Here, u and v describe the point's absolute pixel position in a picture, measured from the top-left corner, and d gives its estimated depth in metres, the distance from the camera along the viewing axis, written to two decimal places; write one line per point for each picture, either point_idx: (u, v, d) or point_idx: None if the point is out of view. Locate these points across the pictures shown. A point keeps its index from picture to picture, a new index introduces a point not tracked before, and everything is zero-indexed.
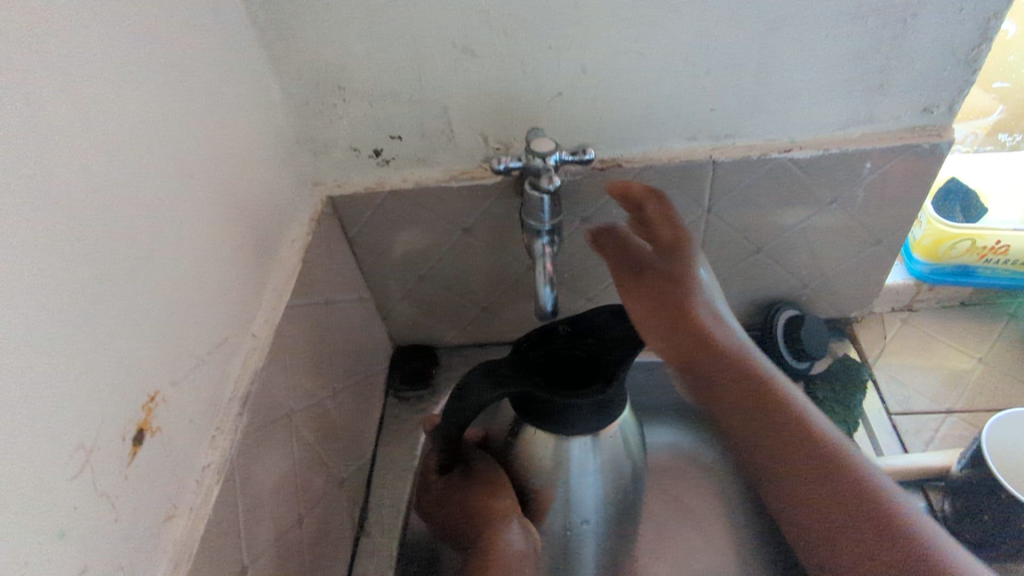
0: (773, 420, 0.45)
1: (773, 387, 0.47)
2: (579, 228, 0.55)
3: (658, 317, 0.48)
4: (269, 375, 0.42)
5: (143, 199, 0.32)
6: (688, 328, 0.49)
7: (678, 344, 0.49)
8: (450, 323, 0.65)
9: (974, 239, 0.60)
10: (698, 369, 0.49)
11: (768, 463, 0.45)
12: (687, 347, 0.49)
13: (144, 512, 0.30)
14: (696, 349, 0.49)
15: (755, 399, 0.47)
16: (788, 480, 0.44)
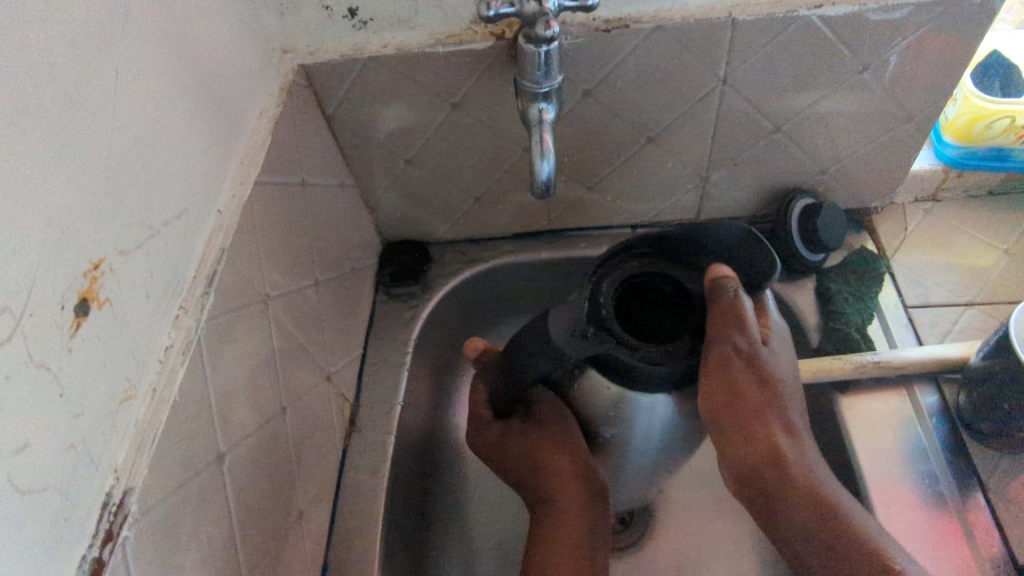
0: (795, 479, 0.43)
1: (794, 459, 0.43)
2: (579, 102, 0.50)
3: (712, 370, 0.42)
4: (238, 255, 0.38)
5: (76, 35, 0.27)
6: (716, 368, 0.42)
7: (723, 367, 0.42)
8: (441, 215, 0.61)
9: (1014, 117, 0.54)
10: (740, 409, 0.43)
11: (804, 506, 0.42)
12: (715, 377, 0.42)
13: (99, 390, 0.27)
14: (744, 391, 0.42)
15: (770, 471, 0.43)
16: (823, 541, 0.41)
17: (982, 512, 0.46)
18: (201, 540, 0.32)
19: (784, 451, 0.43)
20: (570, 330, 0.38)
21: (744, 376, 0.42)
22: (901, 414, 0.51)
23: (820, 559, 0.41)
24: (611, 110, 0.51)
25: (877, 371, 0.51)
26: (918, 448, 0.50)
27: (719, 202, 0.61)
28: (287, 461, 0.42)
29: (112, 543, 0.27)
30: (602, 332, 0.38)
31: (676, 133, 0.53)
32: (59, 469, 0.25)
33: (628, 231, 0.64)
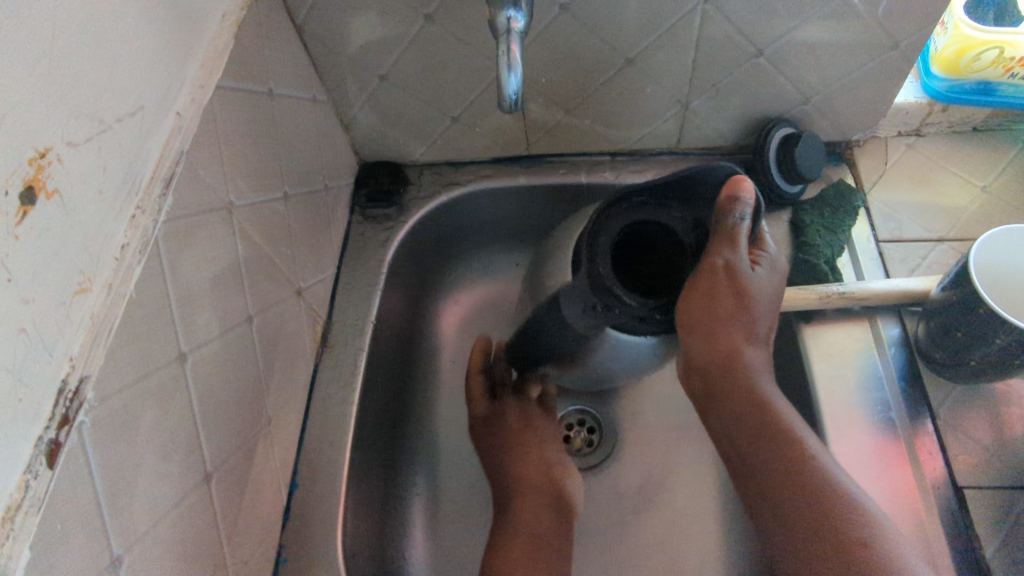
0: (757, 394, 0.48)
1: (751, 369, 0.48)
2: (557, 16, 0.49)
3: (701, 283, 0.46)
4: (198, 160, 0.38)
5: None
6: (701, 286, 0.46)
7: (707, 282, 0.46)
8: (417, 136, 0.60)
9: (1001, 48, 0.53)
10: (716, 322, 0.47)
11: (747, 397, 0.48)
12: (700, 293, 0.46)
13: (50, 280, 0.27)
14: (721, 306, 0.47)
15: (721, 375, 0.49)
16: (772, 470, 0.46)
17: (929, 437, 0.48)
18: (163, 433, 0.34)
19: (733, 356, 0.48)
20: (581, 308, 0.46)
21: (728, 298, 0.46)
22: (861, 343, 0.52)
23: (762, 470, 0.46)
24: (588, 28, 0.50)
25: (841, 301, 0.52)
26: (874, 375, 0.51)
27: (700, 131, 0.60)
28: (255, 367, 0.43)
29: (69, 426, 0.27)
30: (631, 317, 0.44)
31: (657, 54, 0.52)
32: (13, 351, 0.25)
33: (606, 158, 0.64)
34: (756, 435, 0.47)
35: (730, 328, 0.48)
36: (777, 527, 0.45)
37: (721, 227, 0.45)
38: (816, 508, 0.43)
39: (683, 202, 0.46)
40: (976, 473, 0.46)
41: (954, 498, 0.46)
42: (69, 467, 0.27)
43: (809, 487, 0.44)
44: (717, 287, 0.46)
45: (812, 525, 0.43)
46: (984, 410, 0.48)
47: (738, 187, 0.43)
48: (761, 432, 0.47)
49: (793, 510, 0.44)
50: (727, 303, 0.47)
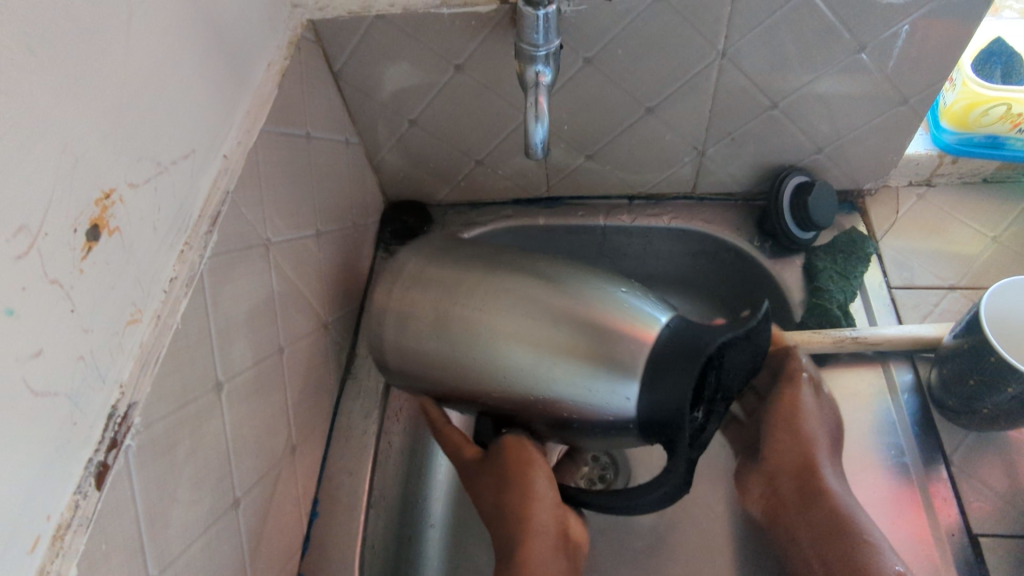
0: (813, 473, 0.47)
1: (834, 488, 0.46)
2: (581, 69, 0.52)
3: (783, 421, 0.49)
4: (241, 199, 0.40)
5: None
6: (779, 440, 0.49)
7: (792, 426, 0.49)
8: (443, 178, 0.63)
9: (1009, 104, 0.55)
10: (794, 441, 0.49)
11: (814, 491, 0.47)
12: (784, 429, 0.49)
13: (106, 310, 0.29)
14: (811, 434, 0.48)
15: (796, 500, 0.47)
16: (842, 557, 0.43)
17: (943, 483, 0.48)
18: (198, 460, 0.35)
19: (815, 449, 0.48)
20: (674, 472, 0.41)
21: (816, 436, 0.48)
22: (873, 387, 0.52)
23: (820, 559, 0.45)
24: (609, 80, 0.53)
25: (854, 346, 0.53)
26: (887, 421, 0.51)
27: (715, 178, 0.62)
28: (283, 398, 0.45)
29: (117, 450, 0.29)
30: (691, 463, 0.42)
31: (675, 104, 0.55)
32: (71, 378, 0.27)
33: (624, 202, 0.65)
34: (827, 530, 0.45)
35: (802, 460, 0.48)
36: None
37: (781, 389, 0.50)
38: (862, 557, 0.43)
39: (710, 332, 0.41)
40: (993, 521, 0.46)
41: (970, 547, 0.45)
42: (115, 490, 0.29)
43: (865, 557, 0.43)
44: (797, 414, 0.49)
45: None
46: (999, 458, 0.49)
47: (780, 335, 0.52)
48: (823, 526, 0.45)
49: None
50: (816, 432, 0.48)
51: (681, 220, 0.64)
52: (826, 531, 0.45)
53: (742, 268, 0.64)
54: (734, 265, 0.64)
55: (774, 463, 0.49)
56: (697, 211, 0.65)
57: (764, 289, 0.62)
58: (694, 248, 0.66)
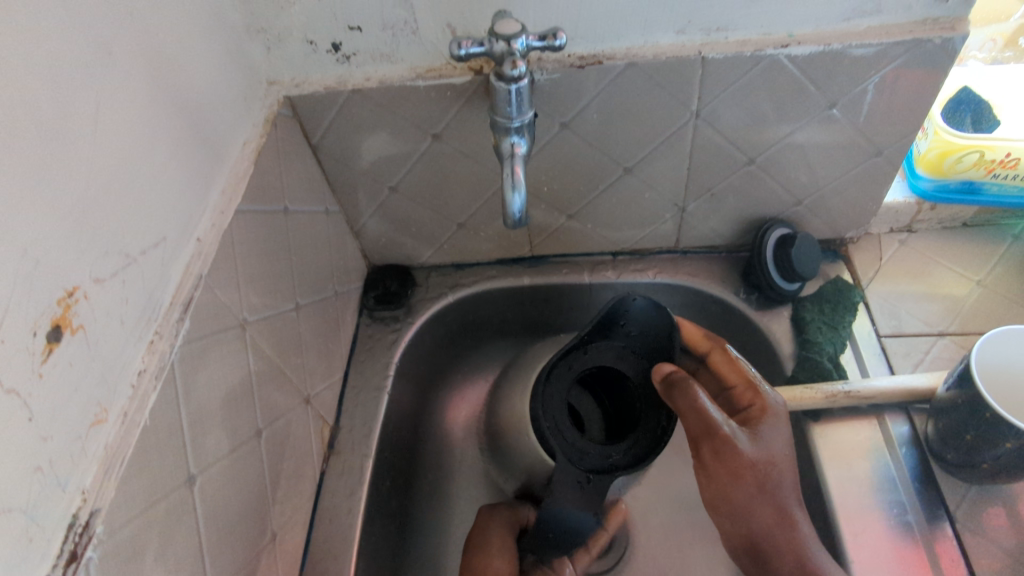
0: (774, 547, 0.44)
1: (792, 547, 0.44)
2: (559, 132, 0.52)
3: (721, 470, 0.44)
4: (216, 281, 0.39)
5: (70, 66, 0.29)
6: (717, 497, 0.45)
7: (725, 475, 0.44)
8: (425, 241, 0.63)
9: (982, 152, 0.55)
10: (740, 506, 0.44)
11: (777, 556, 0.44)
12: (719, 474, 0.45)
13: (69, 411, 0.28)
14: (737, 482, 0.44)
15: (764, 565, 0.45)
16: None
17: (949, 542, 0.46)
18: (167, 563, 0.33)
19: (768, 523, 0.44)
20: (576, 486, 0.46)
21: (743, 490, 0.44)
22: (871, 442, 0.51)
23: None
24: (586, 142, 0.53)
25: (847, 401, 0.51)
26: (887, 477, 0.49)
27: (698, 232, 0.62)
28: (261, 483, 0.43)
29: (76, 565, 0.27)
30: (596, 471, 0.47)
31: (652, 163, 0.55)
32: (28, 491, 0.26)
33: (608, 258, 0.65)
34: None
35: (750, 518, 0.45)
36: None
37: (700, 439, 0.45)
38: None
39: (605, 337, 0.51)
40: None
41: None
42: None
43: None
44: (725, 468, 0.44)
45: None
46: (1003, 512, 0.47)
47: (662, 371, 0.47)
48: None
49: None
50: (746, 487, 0.44)
51: (666, 275, 0.64)
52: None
53: (730, 320, 0.63)
54: (722, 318, 0.64)
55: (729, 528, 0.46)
56: (681, 265, 0.64)
57: (754, 342, 0.62)
58: (680, 302, 0.65)
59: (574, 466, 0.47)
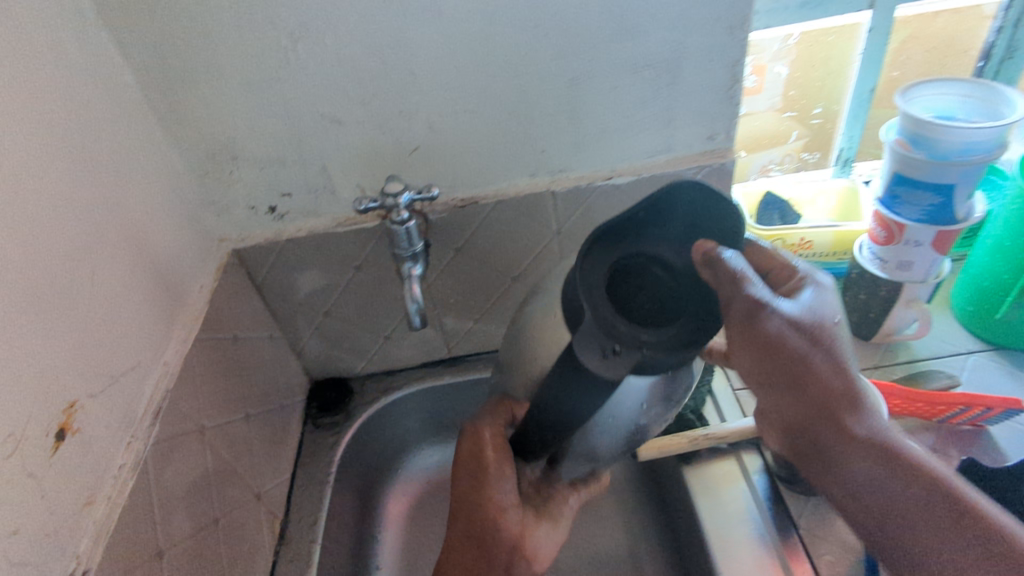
0: (839, 421, 0.45)
1: (859, 422, 0.45)
2: (455, 254, 0.67)
3: (746, 344, 0.43)
4: (180, 394, 0.50)
5: (73, 247, 0.42)
6: (763, 371, 0.45)
7: (765, 346, 0.43)
8: (358, 354, 0.74)
9: (782, 239, 0.72)
10: (791, 372, 0.44)
11: (836, 436, 0.45)
12: (756, 348, 0.43)
13: (68, 494, 0.38)
14: (786, 348, 0.43)
15: (818, 445, 0.45)
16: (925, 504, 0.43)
17: (799, 547, 0.56)
18: None
19: (832, 396, 0.44)
20: (598, 352, 0.37)
21: (796, 368, 0.44)
22: (734, 475, 0.62)
23: (882, 510, 0.44)
24: (477, 260, 0.68)
25: (707, 442, 0.63)
26: (749, 501, 0.60)
27: None
28: (219, 566, 0.51)
29: None
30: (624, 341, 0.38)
31: (532, 271, 0.70)
32: (38, 551, 0.35)
33: None
34: (864, 481, 0.44)
35: (809, 388, 0.44)
36: (909, 539, 0.43)
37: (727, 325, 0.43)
38: (934, 496, 0.43)
39: (660, 225, 0.41)
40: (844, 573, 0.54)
41: None
42: None
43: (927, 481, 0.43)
44: (789, 348, 0.43)
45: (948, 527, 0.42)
46: (839, 516, 0.58)
47: (707, 250, 0.40)
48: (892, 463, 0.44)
49: (923, 528, 0.42)
50: (800, 354, 0.44)
51: None
52: (858, 471, 0.44)
53: None
54: None
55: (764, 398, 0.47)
56: None
57: None
58: None
59: (601, 330, 0.37)
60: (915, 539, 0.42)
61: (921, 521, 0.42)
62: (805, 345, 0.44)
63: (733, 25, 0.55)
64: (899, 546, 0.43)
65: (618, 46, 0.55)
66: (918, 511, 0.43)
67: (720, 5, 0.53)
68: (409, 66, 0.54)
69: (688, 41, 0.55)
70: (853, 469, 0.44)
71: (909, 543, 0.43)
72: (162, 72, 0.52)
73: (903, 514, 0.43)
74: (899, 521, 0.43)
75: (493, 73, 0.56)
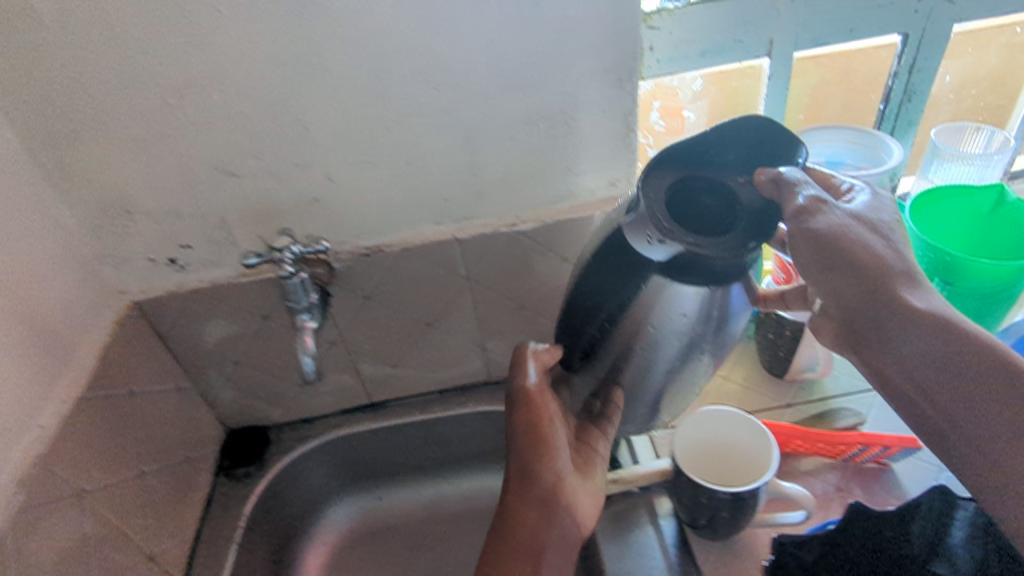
0: (892, 293, 0.45)
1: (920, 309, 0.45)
2: (364, 301, 0.67)
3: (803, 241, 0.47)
4: (54, 460, 0.48)
5: None
6: (826, 267, 0.48)
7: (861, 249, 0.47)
8: (274, 402, 0.73)
9: None
10: (848, 264, 0.47)
11: (899, 318, 0.45)
12: (819, 246, 0.47)
13: None
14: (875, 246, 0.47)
15: (880, 333, 0.46)
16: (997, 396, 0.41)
17: None
18: None
19: (885, 267, 0.46)
20: (744, 246, 0.41)
21: (849, 263, 0.47)
22: (642, 520, 0.62)
23: (960, 396, 0.42)
24: (388, 306, 0.67)
25: (615, 487, 0.63)
26: (655, 547, 0.60)
27: (502, 365, 0.76)
28: None
29: None
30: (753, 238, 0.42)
31: (445, 316, 0.70)
32: None
33: (436, 395, 0.77)
34: (949, 372, 0.43)
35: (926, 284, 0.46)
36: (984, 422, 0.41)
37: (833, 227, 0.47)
38: (985, 376, 0.42)
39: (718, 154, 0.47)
40: None
41: None
42: None
43: (1001, 363, 0.42)
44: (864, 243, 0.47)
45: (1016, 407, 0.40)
46: (740, 561, 0.58)
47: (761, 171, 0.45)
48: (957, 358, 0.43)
49: (996, 414, 0.41)
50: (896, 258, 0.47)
51: (483, 403, 0.76)
52: (927, 352, 0.44)
53: None
54: None
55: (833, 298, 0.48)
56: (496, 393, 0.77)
57: None
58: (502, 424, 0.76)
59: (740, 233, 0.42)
60: (996, 419, 0.41)
61: (1000, 399, 0.41)
62: (864, 236, 0.47)
63: (620, 77, 0.56)
64: (976, 443, 0.42)
65: (509, 98, 0.56)
66: (990, 398, 0.41)
67: (605, 58, 0.55)
68: (300, 120, 0.54)
69: (578, 94, 0.56)
70: (913, 350, 0.44)
71: (978, 427, 0.42)
72: (44, 129, 0.51)
73: (981, 398, 0.42)
74: (975, 399, 0.42)
75: (386, 126, 0.56)
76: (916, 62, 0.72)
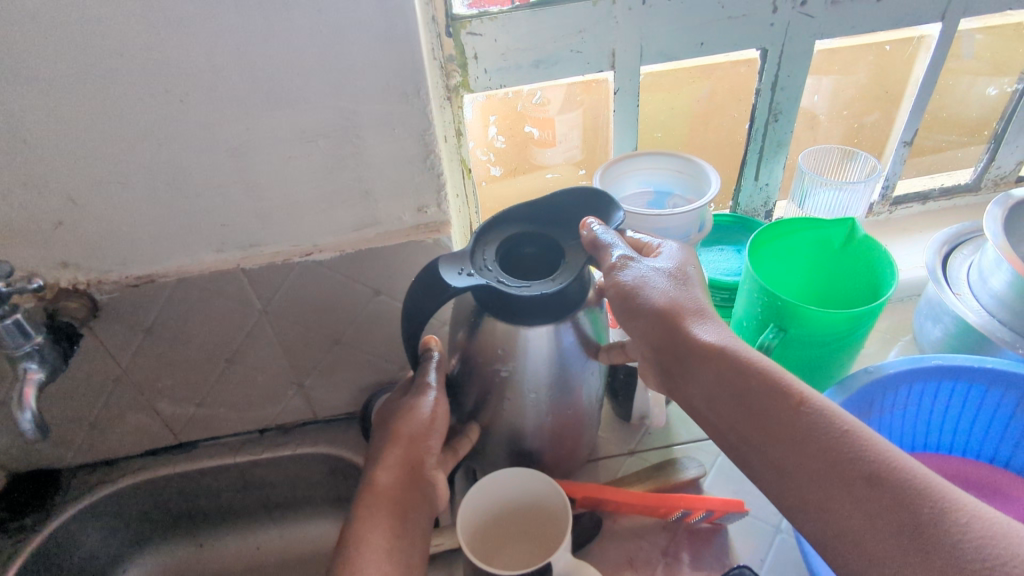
0: (683, 330, 0.45)
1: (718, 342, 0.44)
2: (147, 335, 0.59)
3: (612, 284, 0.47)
4: None
5: None
6: (630, 307, 0.47)
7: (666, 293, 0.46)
8: (60, 445, 0.65)
9: None
10: (647, 304, 0.46)
11: (699, 352, 0.44)
12: (619, 291, 0.47)
13: None
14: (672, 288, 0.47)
15: (683, 367, 0.45)
16: (793, 427, 0.40)
17: None
18: None
19: (681, 306, 0.46)
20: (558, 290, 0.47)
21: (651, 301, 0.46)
22: None
23: (758, 430, 0.41)
24: (177, 341, 0.60)
25: None
26: None
27: (327, 403, 0.69)
28: None
29: None
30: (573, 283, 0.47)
31: (248, 352, 0.62)
32: None
33: (256, 434, 0.70)
34: (748, 406, 0.42)
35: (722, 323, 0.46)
36: (784, 456, 0.40)
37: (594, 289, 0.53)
38: (787, 407, 0.41)
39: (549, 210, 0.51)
40: None
41: None
42: None
43: (796, 395, 0.41)
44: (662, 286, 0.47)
45: (815, 441, 0.39)
46: None
47: (584, 225, 0.49)
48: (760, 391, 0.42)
49: (792, 447, 0.40)
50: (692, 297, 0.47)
51: (306, 445, 0.68)
52: (729, 386, 0.43)
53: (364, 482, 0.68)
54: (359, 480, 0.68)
55: (638, 335, 0.47)
56: (323, 432, 0.70)
57: None
58: (328, 467, 0.69)
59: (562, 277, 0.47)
60: (792, 451, 0.39)
61: (797, 433, 0.40)
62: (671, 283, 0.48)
63: (407, 92, 0.49)
64: (781, 480, 0.40)
65: (277, 113, 0.48)
66: (787, 431, 0.40)
67: (384, 70, 0.47)
68: (18, 132, 0.46)
69: (360, 111, 0.49)
70: (714, 384, 0.43)
71: (779, 462, 0.40)
72: None
73: (781, 432, 0.40)
74: (774, 434, 0.40)
75: (132, 142, 0.48)
76: (778, 81, 0.66)
